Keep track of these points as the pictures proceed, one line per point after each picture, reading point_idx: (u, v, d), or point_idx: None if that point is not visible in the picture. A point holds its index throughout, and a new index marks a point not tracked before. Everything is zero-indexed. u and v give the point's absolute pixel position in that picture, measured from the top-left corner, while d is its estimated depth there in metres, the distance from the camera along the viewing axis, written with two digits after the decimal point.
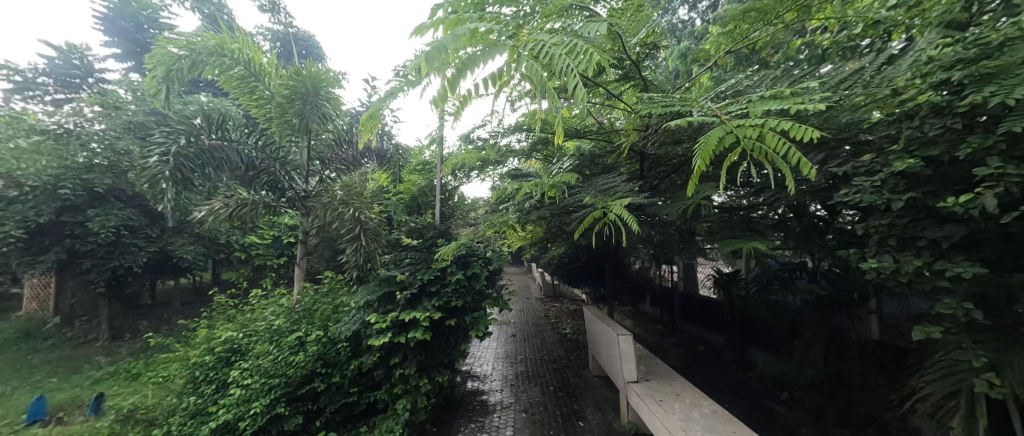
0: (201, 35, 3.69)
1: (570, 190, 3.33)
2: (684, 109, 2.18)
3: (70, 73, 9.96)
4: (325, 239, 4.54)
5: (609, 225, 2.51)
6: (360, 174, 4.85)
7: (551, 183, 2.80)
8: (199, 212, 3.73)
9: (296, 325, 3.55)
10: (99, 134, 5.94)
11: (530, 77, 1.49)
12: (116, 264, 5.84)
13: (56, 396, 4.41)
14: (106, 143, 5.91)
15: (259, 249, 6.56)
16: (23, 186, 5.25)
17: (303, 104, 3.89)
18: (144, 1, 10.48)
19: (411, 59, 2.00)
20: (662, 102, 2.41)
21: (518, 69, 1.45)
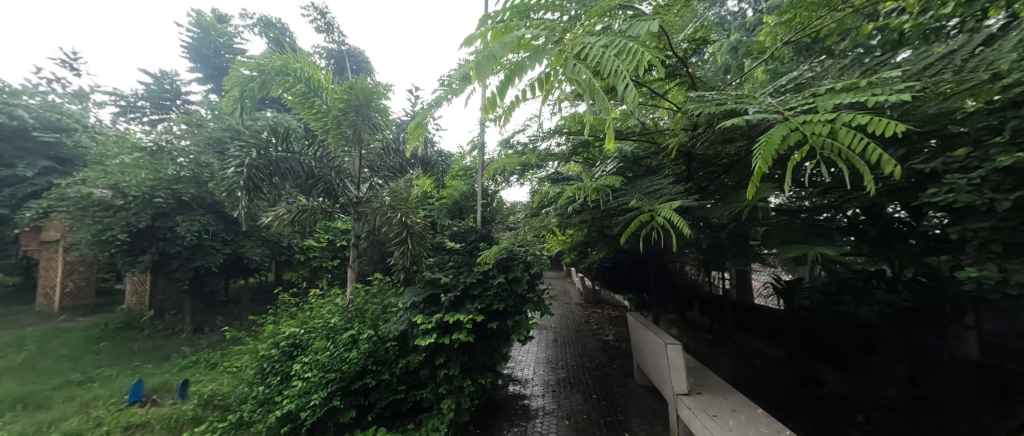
0: (268, 57, 4.03)
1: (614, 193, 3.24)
2: (740, 107, 2.03)
3: (163, 96, 11.40)
4: (374, 242, 4.78)
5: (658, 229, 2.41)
6: (406, 180, 5.05)
7: (594, 187, 2.75)
8: (266, 217, 4.08)
9: (349, 323, 3.76)
10: (186, 150, 6.70)
11: (575, 81, 1.48)
12: (198, 264, 6.54)
13: (152, 380, 5.00)
14: (190, 157, 6.66)
15: (316, 252, 7.05)
16: (127, 195, 6.05)
17: (357, 115, 4.18)
18: (221, 30, 11.76)
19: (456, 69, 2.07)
20: (714, 100, 2.29)
21: (566, 72, 1.44)
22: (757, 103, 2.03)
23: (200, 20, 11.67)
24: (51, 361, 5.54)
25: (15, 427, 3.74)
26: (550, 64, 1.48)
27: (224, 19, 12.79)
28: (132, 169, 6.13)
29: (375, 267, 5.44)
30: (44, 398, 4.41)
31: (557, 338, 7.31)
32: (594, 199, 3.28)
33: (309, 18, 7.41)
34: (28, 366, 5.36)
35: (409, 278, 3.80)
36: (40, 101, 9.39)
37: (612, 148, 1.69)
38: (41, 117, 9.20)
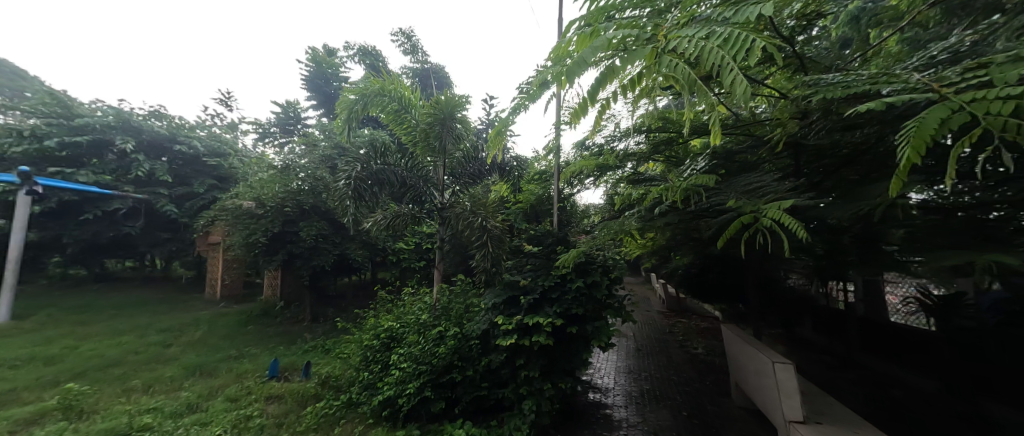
0: (368, 81, 4.56)
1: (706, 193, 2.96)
2: (873, 88, 1.75)
3: (289, 122, 13.40)
4: (457, 245, 5.07)
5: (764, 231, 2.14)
6: (485, 186, 5.23)
7: (683, 187, 2.56)
8: (367, 223, 4.59)
9: (437, 320, 4.04)
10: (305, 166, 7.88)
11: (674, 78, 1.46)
12: (314, 263, 7.61)
13: (284, 359, 5.96)
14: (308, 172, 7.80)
15: (406, 253, 7.74)
16: (265, 206, 7.32)
17: (442, 127, 4.51)
18: (331, 62, 13.60)
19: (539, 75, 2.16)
20: (839, 83, 2.01)
21: (660, 71, 1.42)
22: (898, 82, 1.73)
23: (314, 56, 13.60)
24: (215, 339, 6.89)
25: (193, 389, 4.73)
26: (643, 65, 1.47)
27: (332, 52, 14.71)
28: (269, 185, 7.47)
29: (458, 268, 5.73)
30: (211, 368, 5.51)
31: (639, 348, 6.89)
32: (683, 200, 3.05)
33: (397, 43, 8.27)
34: (201, 342, 6.74)
35: (490, 280, 3.93)
36: (207, 134, 11.99)
37: (718, 143, 1.64)
38: (208, 147, 11.63)
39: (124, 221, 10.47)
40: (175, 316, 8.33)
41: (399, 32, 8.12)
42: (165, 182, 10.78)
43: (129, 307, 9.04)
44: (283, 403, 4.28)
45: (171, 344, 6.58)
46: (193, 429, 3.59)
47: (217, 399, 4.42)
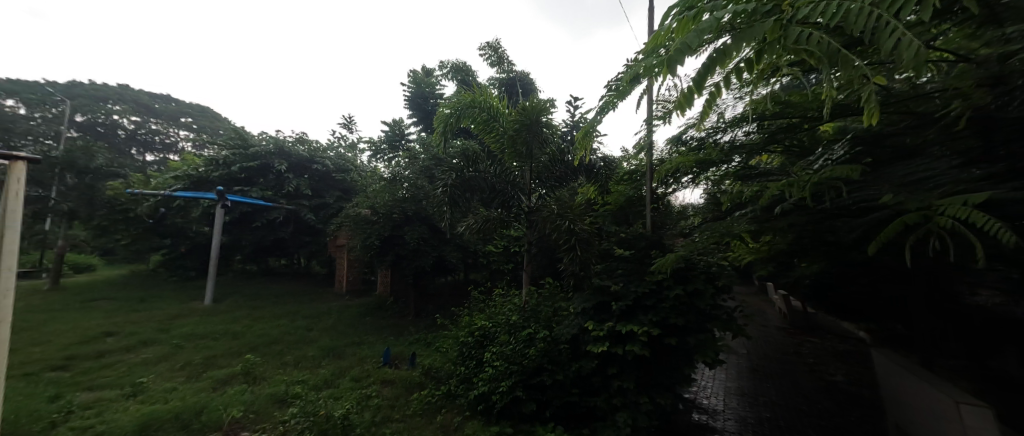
0: (460, 94, 4.91)
1: (846, 188, 2.45)
2: None
3: (394, 139, 14.95)
4: (545, 248, 5.09)
5: (938, 232, 1.72)
6: (572, 188, 5.14)
7: (814, 181, 2.16)
8: (461, 227, 4.90)
9: (526, 322, 4.11)
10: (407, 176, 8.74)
11: (806, 51, 1.43)
12: (416, 264, 8.35)
13: (395, 348, 6.67)
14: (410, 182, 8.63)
15: (497, 256, 8.05)
16: (377, 213, 8.30)
17: (529, 132, 4.61)
18: (428, 82, 14.87)
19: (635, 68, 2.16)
20: None
21: (786, 44, 1.37)
22: None
23: (415, 77, 15.03)
24: (342, 327, 8.01)
25: (328, 367, 5.55)
26: (764, 42, 1.41)
27: (429, 72, 16.04)
28: (380, 194, 8.44)
29: (545, 272, 5.73)
30: (340, 351, 6.40)
31: (756, 368, 6.06)
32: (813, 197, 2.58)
33: (486, 56, 8.70)
34: (332, 328, 7.91)
35: (579, 284, 3.85)
36: (337, 155, 13.99)
37: (873, 121, 1.52)
38: (334, 163, 13.63)
39: (277, 227, 12.86)
40: (313, 306, 9.92)
41: (486, 46, 8.54)
42: (307, 196, 12.88)
43: (281, 297, 11.04)
44: (395, 387, 4.78)
45: (311, 328, 7.87)
46: (328, 401, 4.22)
47: (345, 378, 5.12)
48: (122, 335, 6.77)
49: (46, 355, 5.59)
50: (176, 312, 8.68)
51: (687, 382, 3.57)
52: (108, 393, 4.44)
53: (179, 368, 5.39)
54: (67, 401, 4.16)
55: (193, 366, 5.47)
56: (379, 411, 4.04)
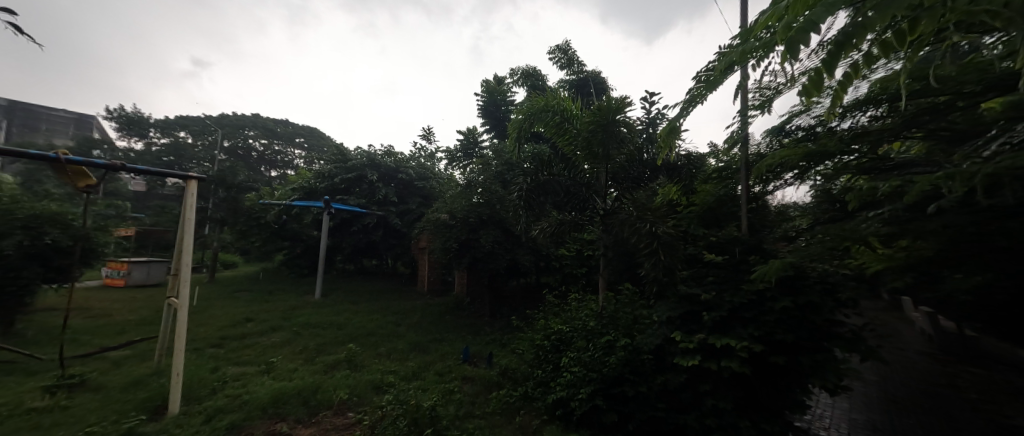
0: (533, 99, 4.97)
1: None
2: None
3: (469, 147, 15.55)
4: (622, 252, 4.89)
5: None
6: (652, 188, 4.87)
7: (989, 172, 1.71)
8: (536, 230, 4.92)
9: (605, 328, 3.98)
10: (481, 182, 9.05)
11: (983, 9, 1.17)
12: (491, 267, 8.59)
13: (474, 347, 6.94)
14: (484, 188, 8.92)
15: (570, 260, 7.93)
16: (454, 217, 8.73)
17: (605, 133, 4.47)
18: (500, 89, 15.27)
19: (750, 46, 2.02)
20: None
21: (955, 4, 1.13)
22: None
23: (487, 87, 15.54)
24: (425, 324, 8.55)
25: (415, 360, 5.97)
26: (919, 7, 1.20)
27: (501, 80, 16.50)
28: (456, 200, 8.87)
29: (622, 277, 5.48)
30: (424, 346, 6.84)
31: (895, 399, 5.07)
32: (982, 194, 2.04)
33: (556, 59, 8.69)
34: (417, 324, 8.51)
35: (663, 291, 3.61)
36: (418, 164, 15.09)
37: None
38: (416, 172, 14.72)
39: (370, 231, 14.25)
40: (400, 303, 10.79)
41: (556, 48, 8.52)
42: (393, 202, 14.09)
43: (373, 294, 12.18)
44: (475, 384, 4.96)
45: (400, 323, 8.56)
46: (416, 392, 4.54)
47: (430, 371, 5.46)
48: (256, 321, 8.07)
49: (206, 334, 6.89)
50: (293, 304, 10.09)
51: (797, 408, 3.12)
52: (248, 369, 5.32)
53: (299, 351, 6.26)
54: (221, 373, 5.08)
55: (307, 351, 6.29)
56: (462, 406, 4.23)
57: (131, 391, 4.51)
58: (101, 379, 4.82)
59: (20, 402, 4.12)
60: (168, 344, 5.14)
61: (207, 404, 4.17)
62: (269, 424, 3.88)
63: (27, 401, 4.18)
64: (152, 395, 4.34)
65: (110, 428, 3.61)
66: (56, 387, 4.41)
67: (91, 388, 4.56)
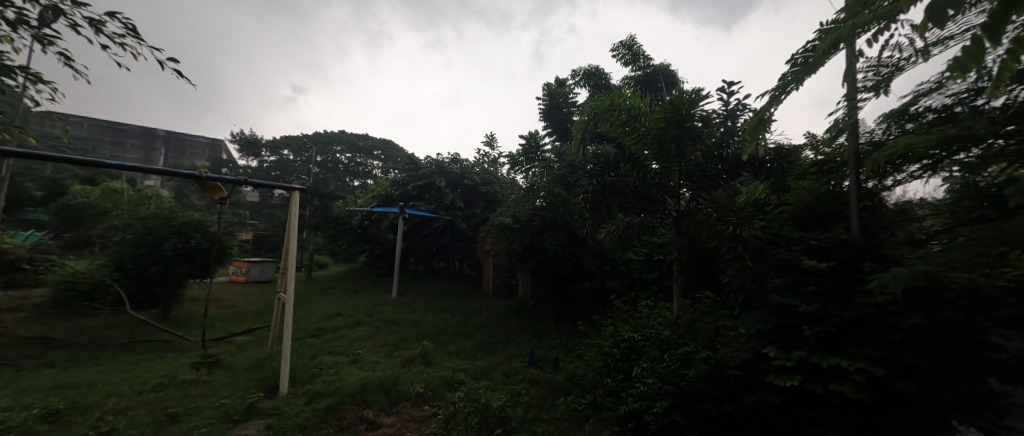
0: (598, 99, 4.85)
1: None
2: None
3: (532, 151, 15.49)
4: (698, 256, 4.53)
5: None
6: (733, 187, 4.44)
7: None
8: (602, 234, 4.79)
9: (682, 339, 3.71)
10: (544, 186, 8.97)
11: None
12: (556, 270, 8.49)
13: (540, 350, 6.92)
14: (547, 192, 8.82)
15: (638, 264, 7.54)
16: (518, 220, 8.78)
17: (678, 129, 4.19)
18: (562, 92, 15.11)
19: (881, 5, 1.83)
20: None
21: None
22: None
23: (549, 90, 15.43)
24: (492, 325, 8.73)
25: (483, 360, 6.12)
26: None
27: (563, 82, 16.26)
28: (520, 204, 8.93)
29: (700, 284, 5.05)
30: (491, 347, 6.98)
31: None
32: None
33: (620, 56, 8.43)
34: (484, 325, 8.73)
35: (751, 301, 3.25)
36: (482, 170, 15.53)
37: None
38: (481, 178, 15.17)
39: (439, 234, 14.98)
40: (468, 304, 11.17)
41: (621, 45, 8.29)
42: (460, 207, 14.65)
43: (443, 294, 12.76)
44: (543, 388, 4.94)
45: (468, 323, 8.87)
46: (486, 390, 4.67)
47: (497, 372, 5.55)
48: (343, 316, 8.91)
49: (305, 326, 7.78)
50: (373, 301, 10.96)
51: None
52: (340, 359, 5.88)
53: (380, 345, 6.77)
54: (318, 361, 5.69)
55: (387, 346, 6.78)
56: (530, 409, 4.25)
57: (252, 371, 5.26)
58: (229, 360, 5.70)
59: (176, 375, 5.04)
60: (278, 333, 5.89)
61: (307, 388, 4.68)
62: (358, 410, 4.24)
63: (180, 374, 5.09)
64: (267, 375, 4.98)
65: (236, 403, 4.23)
66: (200, 364, 5.32)
67: (223, 366, 5.41)
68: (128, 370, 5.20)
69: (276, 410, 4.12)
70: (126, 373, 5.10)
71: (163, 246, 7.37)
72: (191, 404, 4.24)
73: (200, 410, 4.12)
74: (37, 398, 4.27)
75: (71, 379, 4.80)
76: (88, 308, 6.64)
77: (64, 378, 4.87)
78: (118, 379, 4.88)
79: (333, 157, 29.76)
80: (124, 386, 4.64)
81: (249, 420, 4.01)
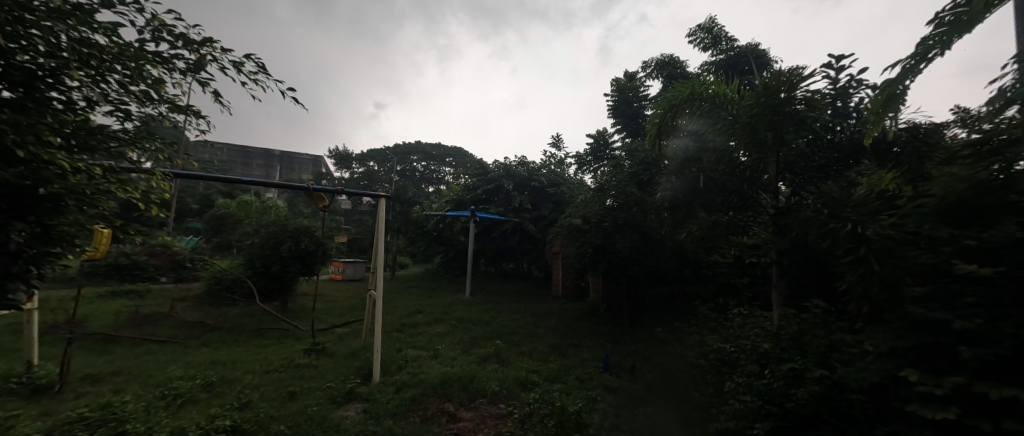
0: (675, 90, 4.60)
1: None
2: None
3: (600, 149, 15.00)
4: (802, 259, 3.96)
5: None
6: (847, 179, 3.74)
7: None
8: (682, 234, 4.45)
9: (787, 354, 3.25)
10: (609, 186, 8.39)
11: None
12: (631, 272, 8.06)
13: (616, 355, 6.65)
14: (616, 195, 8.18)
15: (723, 268, 6.83)
16: (589, 220, 8.51)
17: (776, 114, 3.67)
18: (633, 86, 14.38)
19: None
20: None
21: None
22: None
23: (618, 85, 14.78)
24: (564, 327, 8.59)
25: (556, 363, 6.01)
26: None
27: (633, 75, 15.43)
28: (591, 204, 8.65)
29: (806, 292, 4.33)
30: (564, 350, 6.84)
31: None
32: None
33: (697, 40, 7.89)
34: (557, 327, 8.64)
35: (880, 314, 2.72)
36: (550, 171, 15.45)
37: None
38: (549, 179, 15.11)
39: (509, 236, 15.22)
40: (539, 305, 11.16)
41: (698, 28, 7.78)
42: (529, 209, 14.73)
43: (514, 295, 12.93)
44: (622, 396, 4.70)
45: (540, 324, 8.86)
46: (564, 394, 4.60)
47: (572, 375, 5.43)
48: (423, 313, 9.47)
49: (391, 321, 8.42)
50: (449, 300, 11.51)
51: None
52: (422, 353, 6.23)
53: (458, 342, 7.06)
54: (404, 353, 6.11)
55: (462, 343, 7.03)
56: (608, 417, 4.09)
57: (351, 359, 5.82)
58: (333, 348, 6.40)
59: (293, 358, 5.80)
60: (372, 327, 6.47)
61: (396, 377, 5.04)
62: (440, 402, 4.44)
63: (296, 358, 5.83)
64: (363, 364, 5.47)
65: (339, 387, 4.70)
66: (311, 351, 6.05)
67: (328, 354, 6.08)
68: (259, 352, 6.12)
69: (371, 396, 4.49)
70: (258, 354, 6.01)
71: (281, 248, 8.55)
72: (305, 384, 4.81)
73: (311, 390, 4.67)
74: (198, 370, 5.23)
75: (220, 357, 5.80)
76: (230, 298, 7.97)
77: (215, 355, 5.90)
78: (252, 359, 5.77)
79: (411, 166, 32.06)
80: (256, 365, 5.46)
81: (350, 403, 4.44)
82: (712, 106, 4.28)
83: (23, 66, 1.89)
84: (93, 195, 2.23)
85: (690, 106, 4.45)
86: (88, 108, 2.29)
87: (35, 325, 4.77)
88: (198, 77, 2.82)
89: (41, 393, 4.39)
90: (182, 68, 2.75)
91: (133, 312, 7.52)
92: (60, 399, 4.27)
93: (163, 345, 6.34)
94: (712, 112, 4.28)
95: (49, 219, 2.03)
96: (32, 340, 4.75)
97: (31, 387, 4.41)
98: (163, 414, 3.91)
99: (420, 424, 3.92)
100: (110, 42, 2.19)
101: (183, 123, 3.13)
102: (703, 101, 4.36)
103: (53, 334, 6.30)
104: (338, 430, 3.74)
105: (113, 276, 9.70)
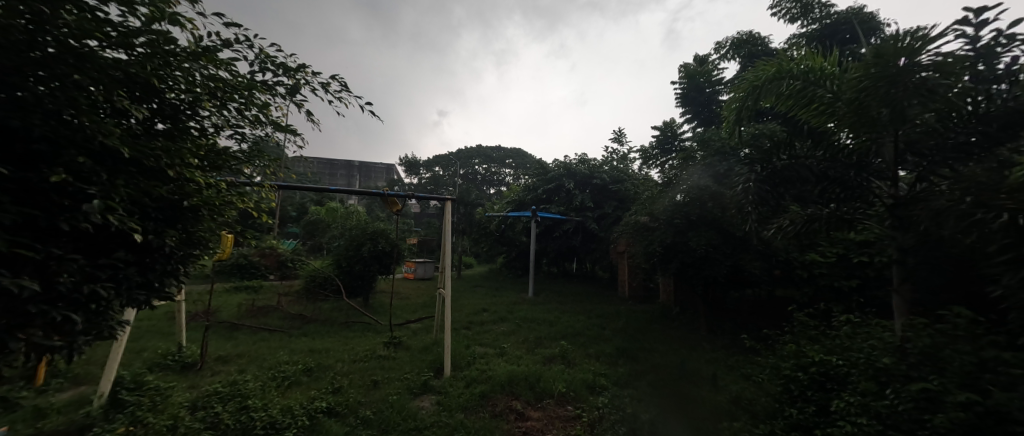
0: (758, 69, 4.13)
1: None
2: None
3: (667, 141, 14.11)
4: (932, 258, 3.31)
5: None
6: (996, 156, 2.91)
7: None
8: (770, 230, 3.96)
9: (916, 371, 2.71)
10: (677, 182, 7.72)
11: None
12: (708, 272, 7.43)
13: (695, 361, 6.17)
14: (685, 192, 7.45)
15: (822, 268, 5.96)
16: (658, 217, 7.95)
17: (894, 86, 3.05)
18: (704, 71, 13.27)
19: None
20: None
21: None
22: None
23: (688, 71, 13.74)
24: (634, 330, 8.20)
25: (628, 367, 5.73)
26: None
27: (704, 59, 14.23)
28: (658, 200, 8.02)
29: (938, 298, 3.59)
30: (634, 353, 6.51)
31: None
32: None
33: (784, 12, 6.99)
34: (625, 329, 8.26)
35: None
36: (613, 168, 14.87)
37: None
38: (612, 176, 14.58)
39: (572, 235, 14.94)
40: (606, 306, 10.80)
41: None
42: (592, 207, 14.33)
43: (580, 295, 12.67)
44: (704, 407, 4.33)
45: (608, 326, 8.51)
46: (636, 401, 4.36)
47: (646, 381, 5.14)
48: (489, 312, 9.66)
49: (459, 319, 8.72)
50: (515, 299, 11.62)
51: None
52: (490, 351, 6.33)
53: (523, 341, 7.09)
54: (473, 350, 6.27)
55: (528, 342, 7.03)
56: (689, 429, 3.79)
57: (425, 353, 6.12)
58: (408, 341, 6.78)
59: (375, 349, 6.26)
60: (443, 323, 6.75)
61: (465, 373, 5.17)
62: (507, 400, 4.45)
63: (378, 349, 6.29)
64: (435, 359, 5.69)
65: (415, 378, 4.95)
66: (391, 344, 6.49)
67: (405, 347, 6.46)
68: (347, 343, 6.71)
69: (444, 389, 4.65)
70: (346, 345, 6.59)
71: (361, 249, 9.30)
72: (386, 375, 5.13)
73: (391, 379, 4.98)
74: (299, 356, 5.87)
75: (315, 346, 6.47)
76: (322, 295, 8.85)
77: (312, 344, 6.60)
78: (341, 349, 6.34)
79: (473, 169, 33.09)
80: (345, 355, 5.99)
81: (425, 394, 4.65)
82: (805, 85, 3.76)
83: (170, 102, 2.22)
84: (221, 205, 2.57)
85: (777, 86, 3.95)
86: (215, 133, 2.63)
87: (183, 313, 5.69)
88: (295, 99, 3.10)
89: (188, 369, 5.23)
90: (283, 92, 3.04)
91: (249, 304, 8.72)
92: (201, 375, 5.06)
93: (273, 333, 7.24)
94: (806, 90, 3.75)
95: (190, 226, 2.38)
96: (182, 325, 5.68)
97: (181, 364, 5.28)
98: (275, 393, 4.43)
99: (490, 420, 3.96)
100: (231, 75, 2.48)
101: (284, 141, 3.49)
102: (793, 79, 3.85)
103: (194, 321, 7.52)
104: (416, 419, 3.92)
105: (235, 273, 11.33)
